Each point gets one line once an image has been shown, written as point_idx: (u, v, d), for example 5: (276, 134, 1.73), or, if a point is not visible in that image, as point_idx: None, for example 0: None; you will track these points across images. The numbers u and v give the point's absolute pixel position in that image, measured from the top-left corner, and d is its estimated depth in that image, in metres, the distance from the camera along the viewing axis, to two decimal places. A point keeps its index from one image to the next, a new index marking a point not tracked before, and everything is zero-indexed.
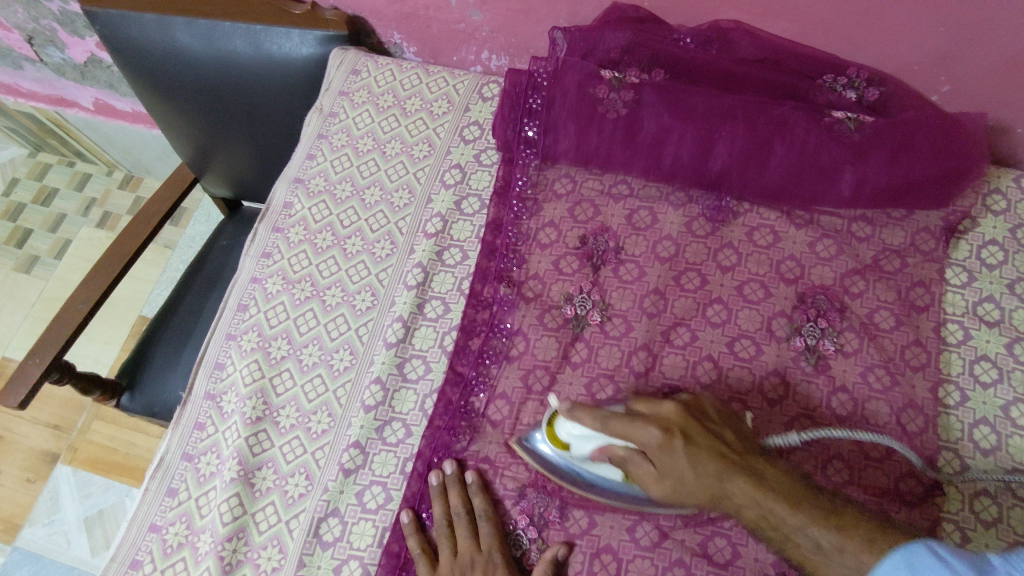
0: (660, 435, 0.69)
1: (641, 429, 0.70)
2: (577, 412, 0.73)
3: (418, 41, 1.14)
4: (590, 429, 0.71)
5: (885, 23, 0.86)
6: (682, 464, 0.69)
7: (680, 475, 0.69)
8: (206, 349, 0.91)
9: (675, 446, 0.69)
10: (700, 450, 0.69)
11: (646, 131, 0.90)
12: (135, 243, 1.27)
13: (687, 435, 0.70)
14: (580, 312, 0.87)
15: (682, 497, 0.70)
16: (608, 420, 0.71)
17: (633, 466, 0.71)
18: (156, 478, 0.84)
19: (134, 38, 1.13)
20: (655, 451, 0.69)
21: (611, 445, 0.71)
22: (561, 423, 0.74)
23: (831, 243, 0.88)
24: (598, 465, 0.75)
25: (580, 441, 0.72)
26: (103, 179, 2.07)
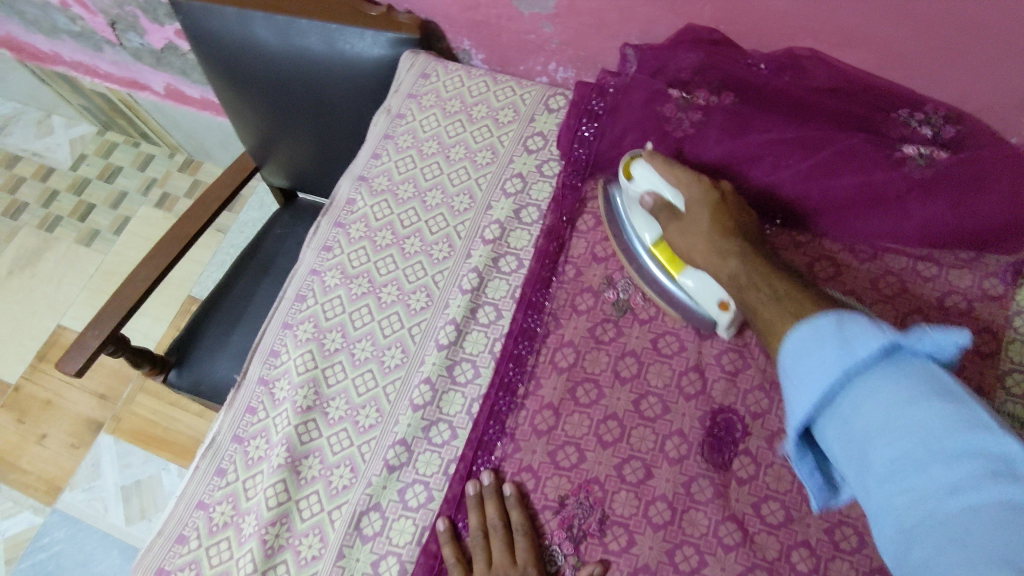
0: (701, 193, 0.82)
1: (691, 184, 0.82)
2: (653, 157, 0.87)
3: (487, 48, 1.15)
4: (654, 176, 0.85)
5: (969, 60, 0.84)
6: (705, 216, 0.80)
7: (700, 222, 0.80)
8: (262, 336, 0.93)
9: (705, 202, 0.81)
10: (723, 215, 0.80)
11: (708, 151, 0.92)
12: (195, 226, 1.31)
13: (720, 205, 0.81)
14: (622, 296, 0.89)
15: (698, 257, 0.80)
16: (672, 167, 0.84)
17: (666, 212, 0.84)
18: (207, 457, 0.87)
19: (213, 29, 1.17)
20: (691, 201, 0.82)
21: (660, 195, 0.85)
22: (636, 165, 0.87)
23: (895, 280, 0.87)
24: (643, 216, 0.88)
25: (644, 181, 0.86)
26: (165, 161, 2.14)
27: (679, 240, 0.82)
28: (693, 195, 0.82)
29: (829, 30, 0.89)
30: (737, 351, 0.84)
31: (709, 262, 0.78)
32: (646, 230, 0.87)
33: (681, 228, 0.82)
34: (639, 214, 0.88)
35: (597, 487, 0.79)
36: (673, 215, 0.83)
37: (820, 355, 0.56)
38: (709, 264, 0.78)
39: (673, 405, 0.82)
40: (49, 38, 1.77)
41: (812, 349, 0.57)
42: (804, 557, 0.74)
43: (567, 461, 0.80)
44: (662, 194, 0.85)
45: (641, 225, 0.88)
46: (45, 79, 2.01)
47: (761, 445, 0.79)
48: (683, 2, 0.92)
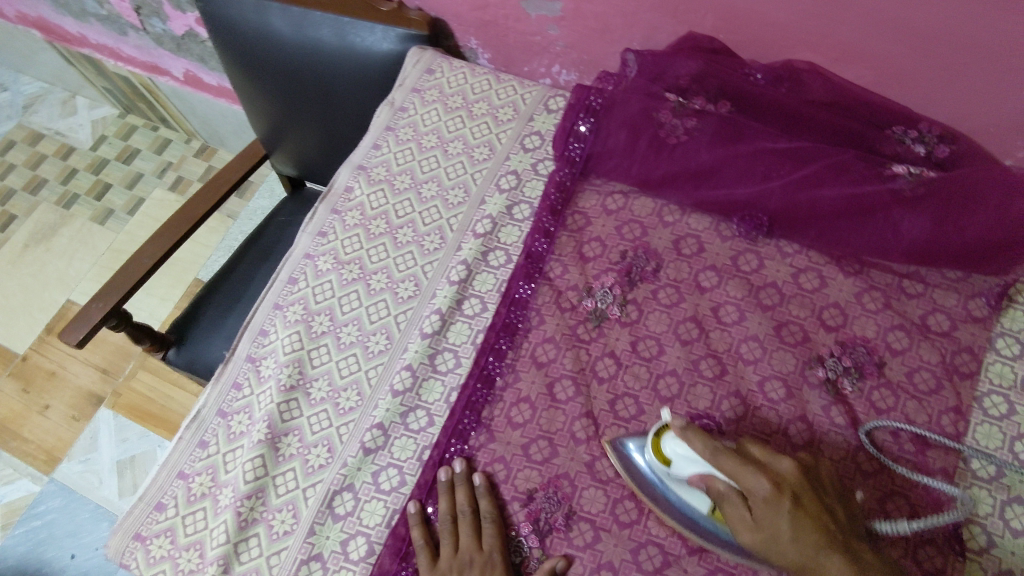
0: (773, 491, 0.67)
1: (752, 483, 0.67)
2: (688, 435, 0.71)
3: (493, 48, 1.17)
4: (696, 456, 0.70)
5: (965, 82, 0.85)
6: (784, 521, 0.66)
7: (778, 532, 0.66)
8: (253, 314, 0.95)
9: (784, 500, 0.67)
10: (806, 515, 0.67)
11: (698, 161, 0.92)
12: (203, 208, 1.34)
13: (798, 498, 0.67)
14: (600, 304, 0.90)
15: (778, 556, 0.67)
16: (721, 457, 0.69)
17: (727, 507, 0.69)
18: (191, 428, 0.89)
19: (230, 16, 1.20)
20: (760, 511, 0.67)
21: (713, 479, 0.70)
22: (667, 442, 0.73)
23: (878, 296, 0.87)
24: (689, 492, 0.74)
25: (685, 463, 0.72)
26: (182, 146, 2.18)
27: (754, 546, 0.67)
28: (742, 472, 0.68)
29: (828, 44, 0.89)
30: (716, 358, 0.86)
31: (799, 559, 0.66)
32: (695, 500, 0.74)
33: (756, 536, 0.67)
34: (681, 488, 0.74)
35: (566, 482, 0.80)
36: (744, 505, 0.68)
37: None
38: (794, 557, 0.66)
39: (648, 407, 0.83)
40: (77, 21, 1.82)
41: None
42: None
43: (540, 454, 0.82)
44: (715, 484, 0.70)
45: (678, 488, 0.75)
46: (71, 61, 2.07)
47: None
48: (685, 10, 0.93)
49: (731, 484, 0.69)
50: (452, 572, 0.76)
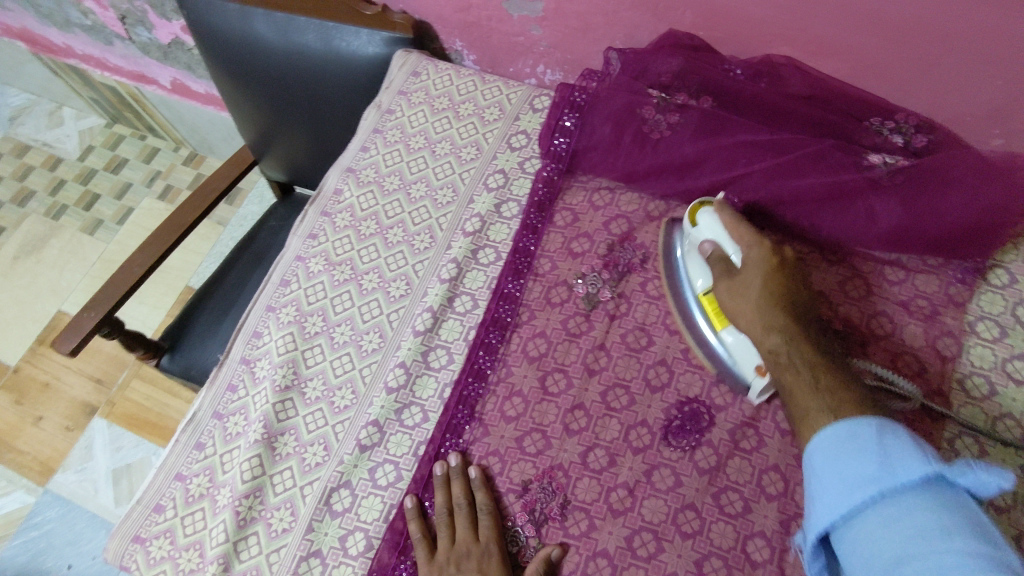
0: (763, 259, 0.81)
1: (750, 245, 0.83)
2: (722, 208, 0.87)
3: (478, 49, 1.19)
4: (718, 226, 0.85)
5: (938, 73, 0.87)
6: (757, 278, 0.80)
7: (749, 287, 0.80)
8: (246, 317, 0.96)
9: (762, 266, 0.81)
10: (778, 278, 0.80)
11: (681, 156, 0.94)
12: (194, 216, 1.34)
13: (778, 265, 0.81)
14: (591, 290, 0.92)
15: (744, 324, 0.80)
16: (738, 221, 0.85)
17: (723, 284, 0.83)
18: (187, 431, 0.90)
19: (215, 23, 1.21)
20: (747, 261, 0.82)
21: (722, 247, 0.85)
22: (703, 213, 0.87)
23: (860, 283, 0.90)
24: (698, 263, 0.88)
25: (708, 230, 0.86)
26: (170, 154, 2.18)
27: (727, 300, 0.82)
28: (747, 247, 0.83)
29: (805, 38, 0.91)
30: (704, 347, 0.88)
31: (755, 330, 0.78)
32: (700, 277, 0.87)
33: (734, 285, 0.82)
34: (695, 260, 0.88)
35: (561, 473, 0.81)
36: (730, 272, 0.83)
37: (860, 466, 0.61)
38: (760, 337, 0.78)
39: (638, 397, 0.85)
40: (62, 32, 1.82)
41: (850, 460, 0.63)
42: (760, 547, 0.76)
43: (534, 446, 0.83)
44: (724, 249, 0.84)
45: (694, 272, 0.88)
46: (57, 72, 2.07)
47: (723, 438, 0.82)
48: (665, 8, 0.95)
49: (735, 254, 0.84)
50: (449, 563, 0.77)
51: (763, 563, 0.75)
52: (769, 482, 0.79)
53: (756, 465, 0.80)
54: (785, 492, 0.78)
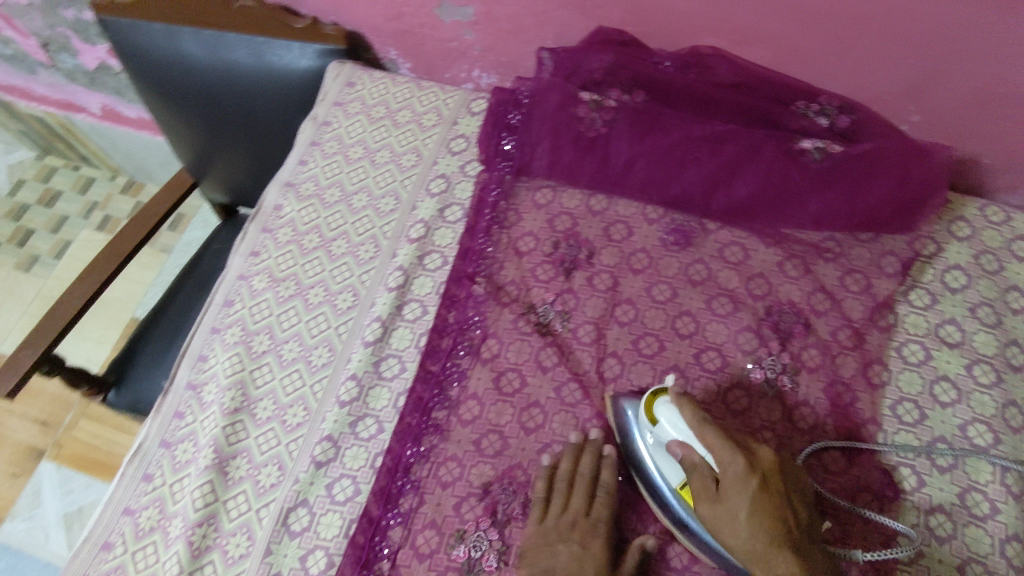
0: (745, 472, 0.69)
1: (726, 457, 0.70)
2: (685, 403, 0.74)
3: (413, 57, 1.18)
4: (682, 425, 0.74)
5: (855, 53, 0.89)
6: (743, 508, 0.68)
7: (736, 510, 0.69)
8: (190, 341, 0.94)
9: (749, 485, 0.69)
10: (768, 504, 0.68)
11: (617, 156, 0.95)
12: (132, 243, 1.29)
13: (767, 483, 0.69)
14: (543, 321, 0.90)
15: (733, 540, 0.69)
16: (706, 424, 0.72)
17: (697, 479, 0.72)
18: (133, 463, 0.87)
19: (140, 43, 1.18)
20: (726, 483, 0.70)
21: (694, 450, 0.73)
22: (662, 406, 0.76)
23: (798, 262, 0.92)
24: (666, 463, 0.76)
25: (672, 429, 0.75)
26: (106, 183, 2.11)
27: (710, 523, 0.70)
28: (722, 463, 0.71)
29: (728, 29, 0.93)
30: (653, 336, 0.89)
31: (746, 547, 0.68)
32: (670, 472, 0.76)
33: (718, 513, 0.70)
34: (664, 457, 0.77)
35: (521, 473, 0.82)
36: (711, 485, 0.71)
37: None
38: (747, 545, 0.68)
39: (592, 391, 0.86)
40: None
41: None
42: None
43: (492, 448, 0.83)
44: (693, 453, 0.73)
45: (664, 467, 0.76)
46: None
47: None
48: (592, 5, 0.97)
49: (707, 457, 0.72)
50: (555, 531, 0.78)
51: None
52: None
53: None
54: None
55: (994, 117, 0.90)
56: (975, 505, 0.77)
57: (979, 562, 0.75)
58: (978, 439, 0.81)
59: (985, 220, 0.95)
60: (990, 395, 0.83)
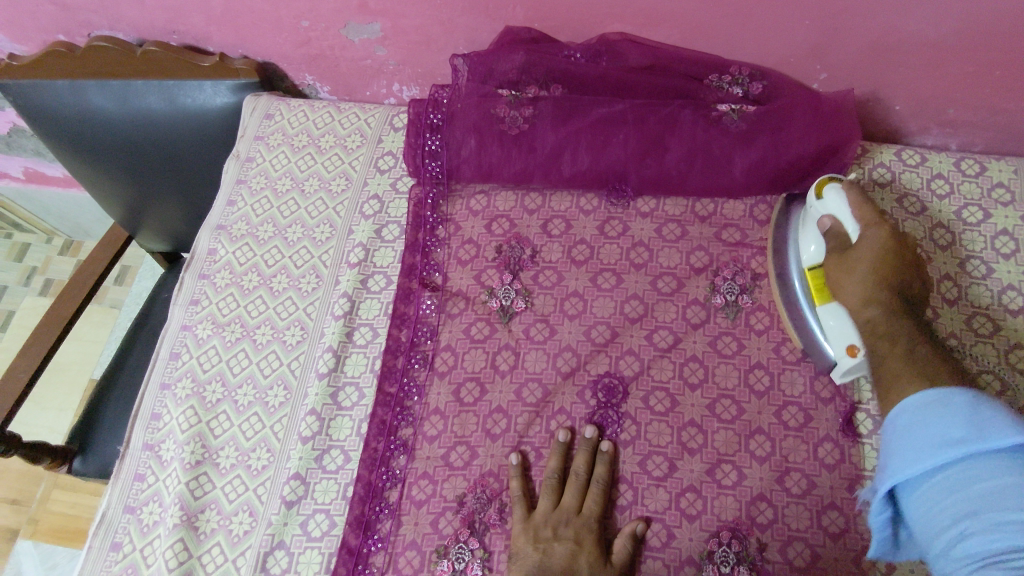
0: (879, 249, 0.77)
1: (874, 229, 0.78)
2: (851, 185, 0.82)
3: (330, 80, 1.17)
4: (844, 203, 0.81)
5: (755, 21, 0.91)
6: (869, 258, 0.77)
7: (856, 282, 0.77)
8: (141, 401, 0.92)
9: (873, 250, 0.77)
10: (886, 264, 0.76)
11: (543, 144, 0.94)
12: (73, 305, 1.22)
13: (883, 263, 0.76)
14: (505, 302, 0.92)
15: (846, 288, 0.78)
16: (865, 204, 0.80)
17: (832, 261, 0.81)
18: (99, 534, 0.85)
19: (49, 104, 1.15)
20: (860, 245, 0.78)
21: (842, 221, 0.81)
22: (830, 186, 0.83)
23: (735, 230, 0.94)
24: (811, 233, 0.85)
25: (831, 206, 0.82)
26: (42, 247, 2.03)
27: (832, 273, 0.80)
28: (865, 225, 0.79)
29: (632, 13, 0.94)
30: (605, 324, 0.90)
31: (854, 298, 0.76)
32: (811, 248, 0.84)
33: (839, 266, 0.79)
34: (809, 230, 0.85)
35: (493, 479, 0.82)
36: (844, 248, 0.80)
37: (944, 427, 0.61)
38: (858, 296, 0.76)
39: (553, 388, 0.86)
40: None
41: (931, 431, 0.61)
42: (692, 500, 0.80)
43: (460, 459, 0.83)
44: (842, 225, 0.81)
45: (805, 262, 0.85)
46: None
47: (638, 407, 0.85)
48: (495, 7, 0.96)
49: (852, 228, 0.80)
50: (546, 528, 0.78)
51: (697, 515, 0.79)
52: (688, 437, 0.83)
53: (673, 425, 0.84)
54: (705, 444, 0.82)
55: (896, 64, 0.94)
56: None
57: None
58: None
59: (903, 163, 0.98)
60: None
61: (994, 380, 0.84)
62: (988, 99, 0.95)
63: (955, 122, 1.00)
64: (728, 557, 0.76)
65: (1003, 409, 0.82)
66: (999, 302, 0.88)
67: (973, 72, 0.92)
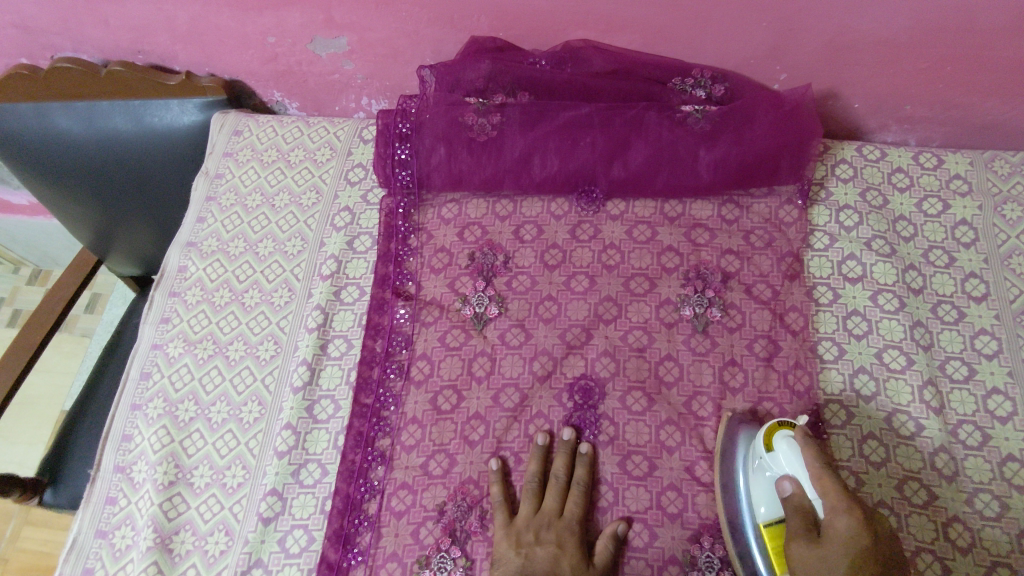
0: (853, 529, 0.61)
1: (843, 518, 0.62)
2: (807, 440, 0.70)
3: (298, 96, 1.17)
4: (800, 461, 0.70)
5: (715, 25, 0.94)
6: (840, 558, 0.60)
7: (836, 567, 0.60)
8: (111, 423, 0.90)
9: (847, 548, 0.61)
10: (867, 572, 0.60)
11: (511, 150, 0.95)
12: (41, 332, 1.19)
13: (857, 553, 0.60)
14: (479, 309, 0.91)
15: None
16: (824, 467, 0.67)
17: (796, 518, 0.67)
18: (71, 560, 0.83)
19: (11, 128, 1.13)
20: (831, 530, 0.62)
21: (802, 486, 0.69)
22: (780, 436, 0.73)
23: (704, 229, 0.95)
24: (758, 488, 0.74)
25: (785, 462, 0.71)
26: (9, 277, 1.98)
27: (798, 560, 0.63)
28: (832, 508, 0.64)
29: (594, 19, 0.96)
30: (580, 327, 0.90)
31: None
32: (762, 508, 0.73)
33: (811, 556, 0.63)
34: (760, 484, 0.74)
35: (473, 487, 0.81)
36: (810, 526, 0.65)
37: None
38: None
39: (530, 392, 0.86)
40: None
41: None
42: (673, 499, 0.80)
43: (439, 468, 0.82)
44: (804, 485, 0.68)
45: (756, 496, 0.74)
46: None
47: (616, 407, 0.85)
48: (460, 17, 0.98)
49: (816, 502, 0.67)
50: (529, 533, 0.77)
51: (678, 513, 0.79)
52: (667, 435, 0.83)
53: (651, 424, 0.84)
54: (683, 441, 0.82)
55: (853, 62, 0.96)
56: (902, 426, 0.82)
57: (915, 477, 0.79)
58: (894, 364, 0.85)
59: (864, 158, 1.00)
60: (898, 319, 0.88)
61: (960, 366, 0.85)
62: (943, 95, 0.98)
63: (912, 118, 1.03)
64: (712, 562, 0.76)
65: (972, 394, 0.84)
66: (963, 290, 0.90)
67: (927, 69, 0.95)
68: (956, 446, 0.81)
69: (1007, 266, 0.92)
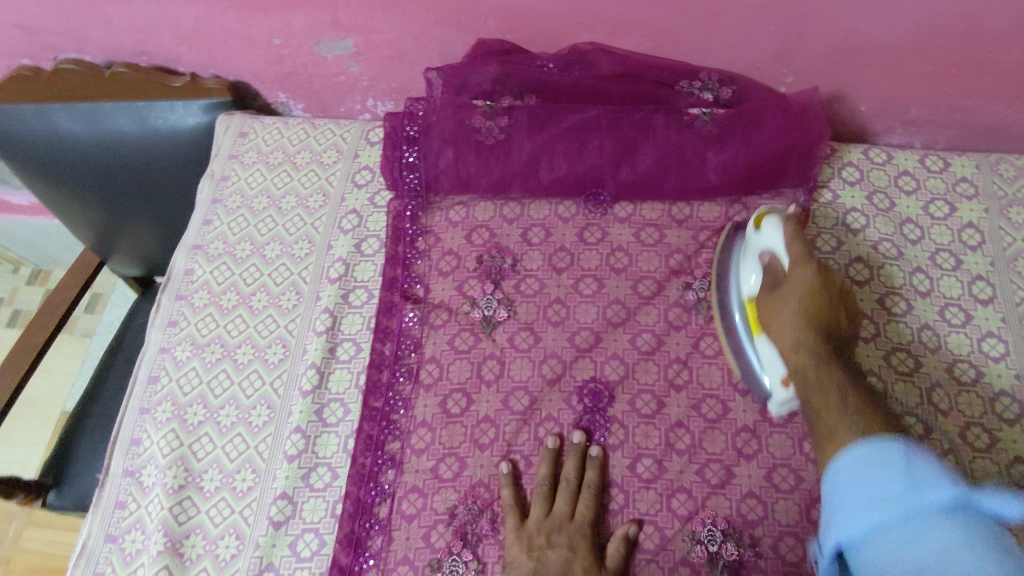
0: (813, 277, 0.75)
1: (802, 273, 0.76)
2: (789, 221, 0.81)
3: (303, 97, 1.16)
4: (780, 238, 0.81)
5: (722, 28, 0.94)
6: (795, 298, 0.75)
7: (789, 311, 0.75)
8: (120, 427, 0.90)
9: (805, 290, 0.75)
10: (818, 300, 0.74)
11: (519, 152, 0.95)
12: (44, 335, 1.18)
13: (810, 294, 0.75)
14: (487, 312, 0.91)
15: (777, 335, 0.76)
16: (799, 241, 0.79)
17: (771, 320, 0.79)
18: (81, 565, 0.83)
19: (14, 129, 1.12)
20: (792, 279, 0.77)
21: (778, 259, 0.81)
22: (768, 216, 0.83)
23: (712, 232, 0.96)
24: (747, 273, 0.85)
25: (771, 239, 0.81)
26: (8, 277, 1.97)
27: (766, 318, 0.78)
28: (796, 264, 0.77)
29: (601, 22, 0.95)
30: (589, 330, 0.90)
31: (785, 340, 0.75)
32: (750, 283, 0.84)
33: (772, 300, 0.78)
34: (748, 262, 0.85)
35: (484, 489, 0.81)
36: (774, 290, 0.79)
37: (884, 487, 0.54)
38: (790, 330, 0.74)
39: (539, 395, 0.86)
40: None
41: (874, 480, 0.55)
42: (683, 501, 0.80)
43: (450, 471, 0.82)
44: (778, 256, 0.81)
45: (746, 272, 0.85)
46: None
47: (625, 410, 0.85)
48: (467, 19, 0.97)
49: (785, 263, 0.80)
50: (540, 536, 0.77)
51: (688, 516, 0.79)
52: (676, 438, 0.83)
53: (660, 427, 0.84)
54: (692, 444, 0.83)
55: (859, 65, 0.96)
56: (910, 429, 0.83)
57: None
58: (902, 366, 0.86)
59: (870, 161, 1.01)
60: (904, 322, 0.89)
61: (968, 369, 0.86)
62: (948, 98, 0.99)
63: (917, 120, 1.03)
64: (714, 535, 0.78)
65: (980, 396, 0.84)
66: (970, 293, 0.91)
67: (932, 72, 0.95)
68: (965, 449, 0.82)
69: (1013, 268, 0.92)
